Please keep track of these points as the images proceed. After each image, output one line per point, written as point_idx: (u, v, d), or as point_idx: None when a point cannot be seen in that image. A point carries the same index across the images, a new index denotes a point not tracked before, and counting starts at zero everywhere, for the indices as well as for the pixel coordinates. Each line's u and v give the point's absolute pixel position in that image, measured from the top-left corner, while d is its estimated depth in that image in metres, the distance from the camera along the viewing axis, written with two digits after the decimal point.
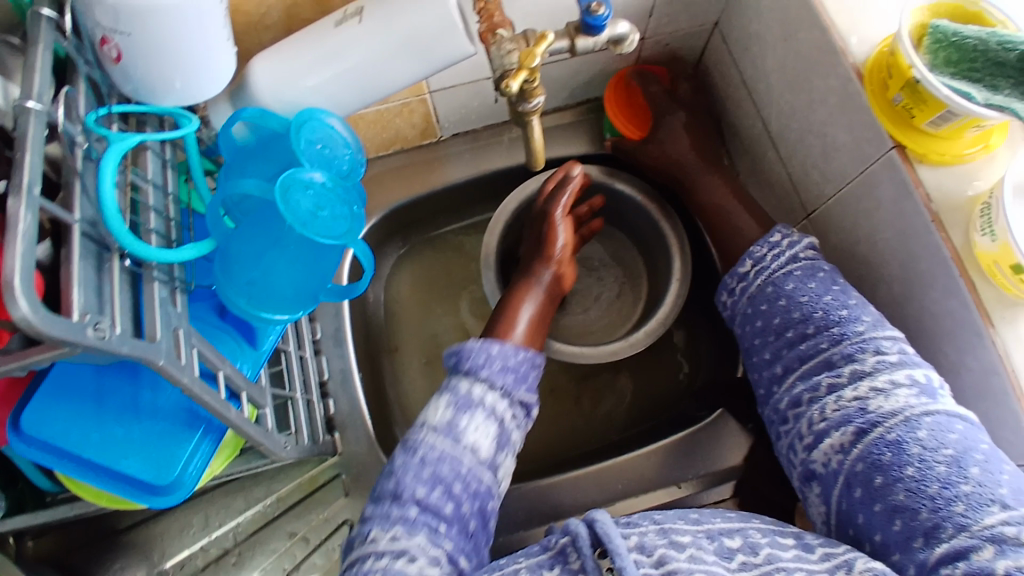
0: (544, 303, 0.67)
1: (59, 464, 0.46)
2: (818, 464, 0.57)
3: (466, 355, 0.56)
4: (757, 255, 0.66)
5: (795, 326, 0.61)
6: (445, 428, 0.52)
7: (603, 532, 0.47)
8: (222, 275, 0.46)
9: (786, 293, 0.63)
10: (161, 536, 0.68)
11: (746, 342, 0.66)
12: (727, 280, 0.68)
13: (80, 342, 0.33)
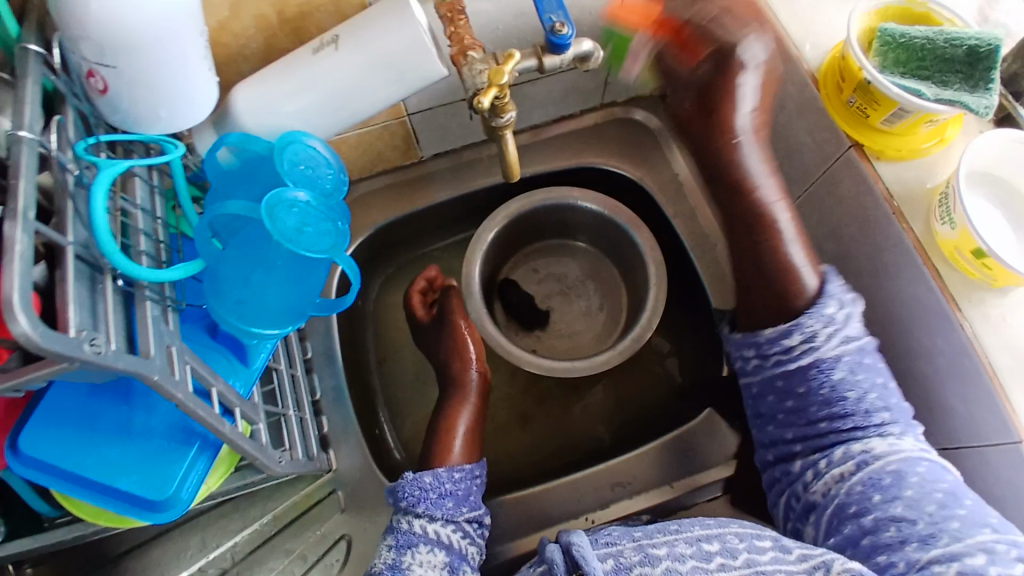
0: (474, 411, 0.76)
1: (54, 483, 0.47)
2: (816, 494, 0.58)
3: (401, 494, 0.65)
4: (809, 330, 0.60)
5: (831, 417, 0.59)
6: (391, 567, 0.61)
7: (580, 556, 0.52)
8: (212, 295, 0.47)
9: (831, 381, 0.59)
10: (159, 560, 0.68)
11: (763, 406, 0.63)
12: (764, 345, 0.62)
13: (77, 356, 0.35)
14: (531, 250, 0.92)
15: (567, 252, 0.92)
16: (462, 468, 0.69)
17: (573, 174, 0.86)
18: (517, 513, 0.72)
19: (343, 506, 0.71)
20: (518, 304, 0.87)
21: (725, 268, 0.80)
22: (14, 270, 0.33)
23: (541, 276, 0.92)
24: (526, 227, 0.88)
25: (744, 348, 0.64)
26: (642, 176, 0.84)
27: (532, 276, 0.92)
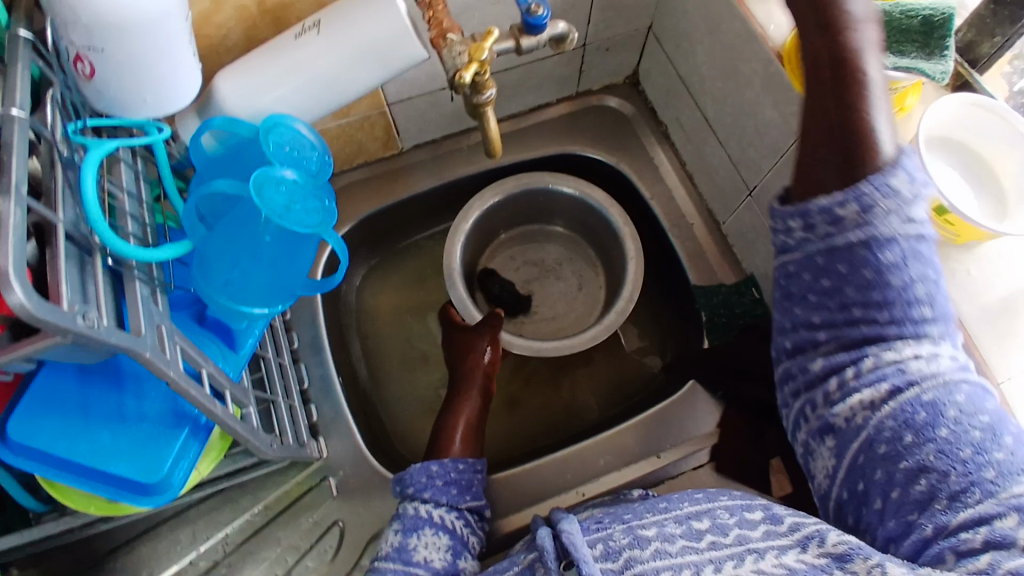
0: (478, 408, 0.76)
1: (37, 469, 0.46)
2: (837, 417, 0.43)
3: (409, 481, 0.64)
4: (869, 201, 0.40)
5: (868, 301, 0.41)
6: (396, 552, 0.58)
7: (569, 542, 0.49)
8: (200, 277, 0.48)
9: (880, 263, 0.40)
10: (150, 555, 0.68)
11: (794, 286, 0.45)
12: (814, 212, 0.42)
13: (70, 329, 0.35)
14: (510, 236, 0.93)
15: (545, 238, 0.94)
16: (466, 460, 0.68)
17: (550, 161, 0.87)
18: (508, 490, 0.73)
19: (335, 493, 0.71)
20: (504, 295, 0.87)
21: (702, 244, 0.82)
22: (8, 242, 0.33)
23: (518, 262, 0.93)
24: (508, 212, 0.89)
25: (789, 217, 0.44)
26: (618, 160, 0.86)
27: (512, 263, 0.93)
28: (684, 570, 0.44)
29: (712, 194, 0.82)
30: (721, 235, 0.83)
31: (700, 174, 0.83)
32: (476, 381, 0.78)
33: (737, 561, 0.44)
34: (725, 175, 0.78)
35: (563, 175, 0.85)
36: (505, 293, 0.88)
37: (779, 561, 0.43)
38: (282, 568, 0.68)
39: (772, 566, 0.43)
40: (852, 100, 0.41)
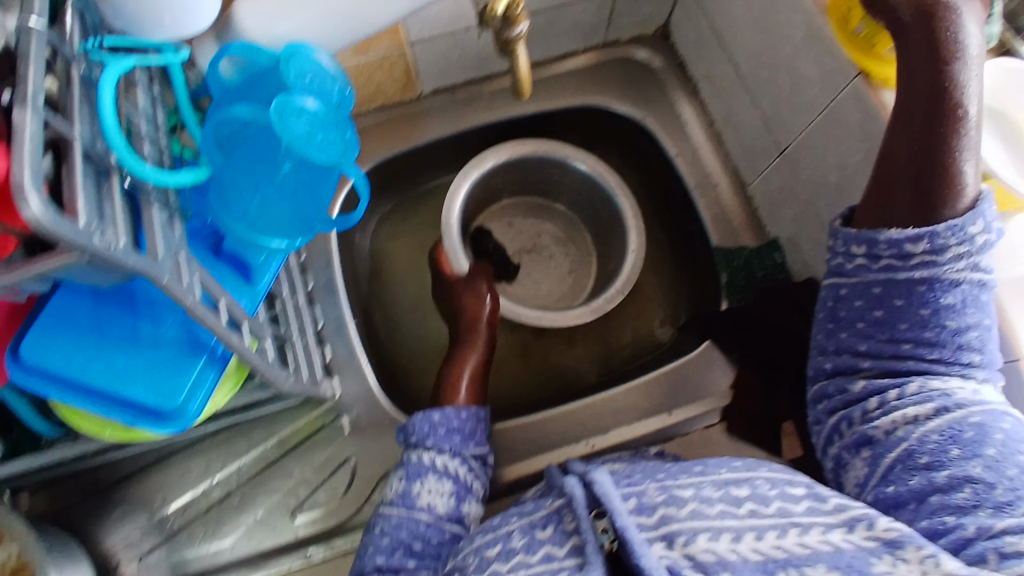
0: (483, 360, 0.77)
1: (54, 391, 0.47)
2: (877, 429, 0.52)
3: (413, 430, 0.65)
4: (940, 243, 0.48)
5: (918, 339, 0.51)
6: (401, 497, 0.61)
7: (602, 493, 0.49)
8: (219, 204, 0.47)
9: (938, 305, 0.50)
10: (162, 483, 0.70)
11: (845, 309, 0.54)
12: (878, 245, 0.50)
13: (89, 247, 0.35)
14: (513, 203, 0.93)
15: (545, 213, 0.94)
16: (468, 407, 0.68)
17: (573, 113, 0.85)
18: (514, 436, 0.74)
19: (348, 432, 0.72)
20: (490, 253, 0.90)
21: (726, 205, 0.81)
22: (24, 153, 0.32)
23: (515, 231, 0.94)
24: (512, 176, 0.88)
25: (852, 244, 0.52)
26: (644, 115, 0.83)
27: (511, 229, 0.94)
28: (724, 534, 0.44)
29: (740, 154, 0.79)
30: (746, 197, 0.80)
31: (729, 132, 0.80)
32: (477, 335, 0.78)
33: (779, 532, 0.44)
34: (755, 134, 0.75)
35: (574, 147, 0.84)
36: (493, 253, 0.90)
37: (824, 538, 0.44)
38: (294, 500, 0.70)
39: (817, 541, 0.43)
40: (943, 137, 0.47)
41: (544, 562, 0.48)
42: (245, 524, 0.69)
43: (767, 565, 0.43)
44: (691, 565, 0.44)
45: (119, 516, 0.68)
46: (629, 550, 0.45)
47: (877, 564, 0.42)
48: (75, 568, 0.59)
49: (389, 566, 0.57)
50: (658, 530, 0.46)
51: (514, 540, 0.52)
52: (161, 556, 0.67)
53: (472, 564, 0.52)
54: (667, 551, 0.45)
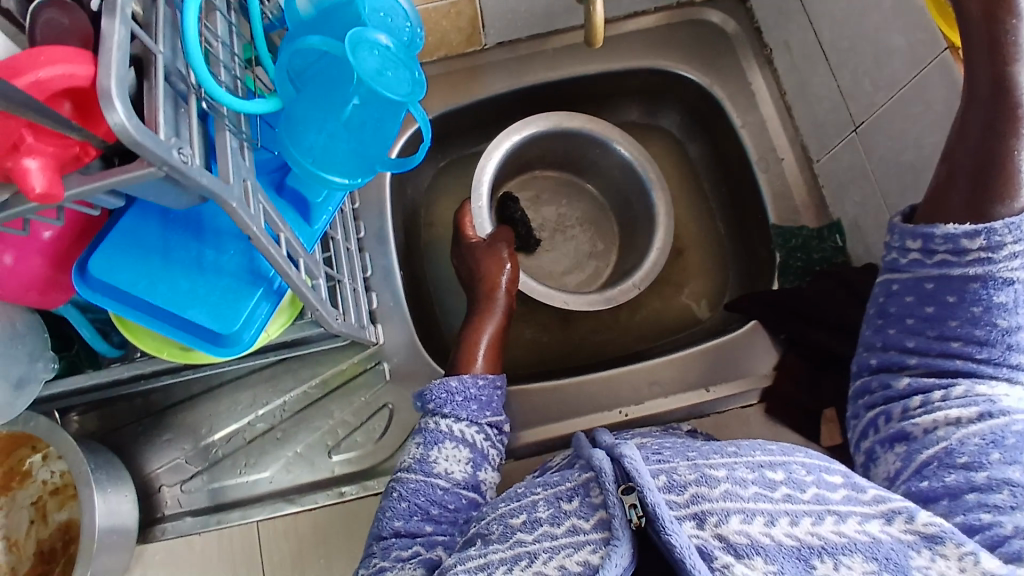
0: (501, 328, 0.74)
1: (114, 306, 0.48)
2: (916, 427, 0.49)
3: (429, 397, 0.63)
4: (998, 240, 0.45)
5: (968, 338, 0.48)
6: (417, 463, 0.60)
7: (632, 468, 0.45)
8: (287, 137, 0.48)
9: (991, 301, 0.46)
10: (209, 413, 0.73)
11: (894, 305, 0.51)
12: (935, 240, 0.47)
13: (167, 160, 0.36)
14: (538, 177, 0.92)
15: (574, 189, 0.93)
16: (486, 376, 0.66)
17: (640, 74, 0.84)
18: (526, 404, 0.73)
19: (389, 377, 0.73)
20: (515, 220, 0.86)
21: (789, 182, 0.78)
22: (112, 58, 0.33)
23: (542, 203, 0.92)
24: (545, 148, 0.87)
25: (907, 239, 0.50)
26: (711, 83, 0.81)
27: (536, 204, 0.92)
28: (757, 517, 0.41)
29: (809, 128, 0.77)
30: (811, 174, 0.78)
31: (799, 105, 0.77)
32: (494, 306, 0.76)
33: (816, 518, 0.41)
34: (829, 108, 0.72)
35: (616, 128, 0.83)
36: (517, 221, 0.86)
37: (861, 528, 0.41)
38: (333, 439, 0.72)
39: (854, 531, 0.41)
40: (1004, 132, 0.45)
41: (569, 534, 0.45)
42: (284, 458, 0.72)
43: (801, 551, 0.40)
44: (723, 546, 0.40)
45: (168, 440, 0.72)
46: (659, 527, 0.42)
47: (915, 558, 0.40)
48: (117, 488, 0.64)
49: (406, 531, 0.56)
50: (688, 508, 0.43)
51: (539, 510, 0.49)
52: (200, 484, 0.71)
53: (495, 533, 0.50)
54: (698, 531, 0.42)
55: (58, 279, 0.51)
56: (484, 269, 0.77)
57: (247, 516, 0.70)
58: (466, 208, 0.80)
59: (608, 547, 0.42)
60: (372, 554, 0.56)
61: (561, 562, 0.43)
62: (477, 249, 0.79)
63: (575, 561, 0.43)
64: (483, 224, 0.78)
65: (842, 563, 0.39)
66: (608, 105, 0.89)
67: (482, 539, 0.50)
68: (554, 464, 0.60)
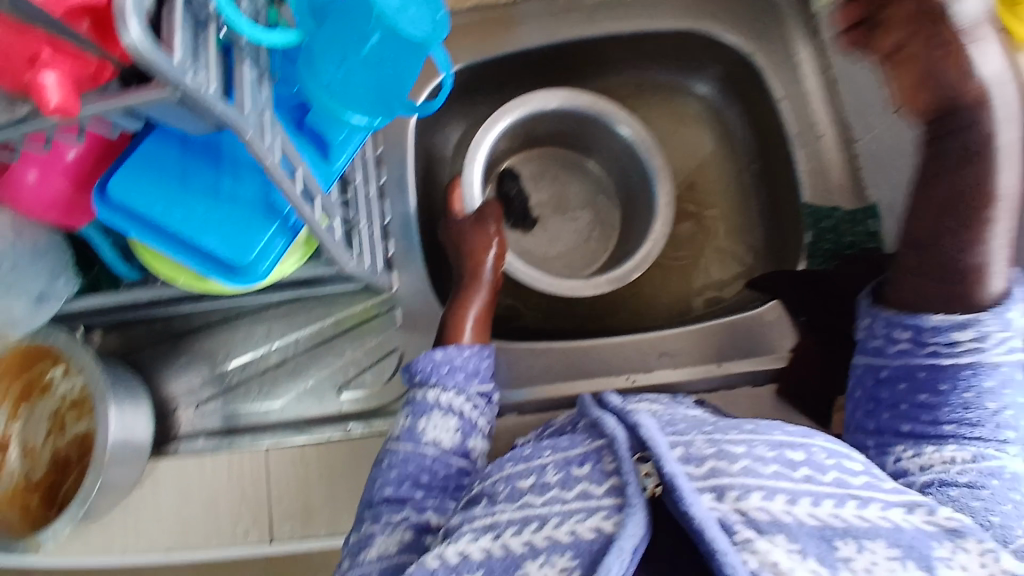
0: (487, 303, 0.73)
1: (131, 227, 0.49)
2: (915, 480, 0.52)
3: (416, 369, 0.64)
4: (986, 331, 0.53)
5: (958, 422, 0.53)
6: (405, 433, 0.60)
7: (648, 436, 0.45)
8: (306, 72, 0.48)
9: (981, 387, 0.53)
10: (228, 341, 0.76)
11: (886, 392, 0.57)
12: (925, 334, 0.55)
13: (182, 84, 0.35)
14: (542, 154, 0.91)
15: (577, 170, 0.92)
16: (473, 346, 0.67)
17: (678, 37, 0.80)
18: (530, 361, 0.74)
19: (400, 323, 0.75)
20: (510, 197, 0.89)
21: (827, 161, 0.75)
22: None
23: (545, 180, 0.92)
24: (553, 128, 0.87)
25: (894, 329, 0.57)
26: (754, 50, 0.78)
27: (540, 180, 0.92)
28: (778, 495, 0.40)
29: None
30: (850, 153, 0.75)
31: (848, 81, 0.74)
32: (479, 286, 0.74)
33: (837, 501, 0.41)
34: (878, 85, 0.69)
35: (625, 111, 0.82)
36: (512, 198, 0.89)
37: (883, 514, 0.41)
38: (342, 377, 0.74)
39: (876, 517, 0.41)
40: None
41: (580, 500, 0.44)
42: (297, 390, 0.74)
43: (824, 532, 0.39)
44: (744, 521, 0.39)
45: (188, 364, 0.75)
46: (678, 496, 0.41)
47: (937, 548, 0.40)
48: (132, 405, 0.67)
49: (396, 497, 0.57)
50: (707, 481, 0.42)
51: (548, 474, 0.47)
52: (215, 407, 0.74)
53: (501, 492, 0.48)
54: (717, 504, 0.41)
55: (81, 200, 0.53)
56: (472, 244, 0.76)
57: (258, 442, 0.72)
58: (455, 183, 0.79)
59: (622, 514, 0.41)
60: (363, 519, 0.57)
61: (572, 527, 0.42)
62: (465, 226, 0.77)
63: (587, 527, 0.41)
64: (472, 196, 0.78)
65: (866, 546, 0.39)
66: (642, 65, 0.86)
67: (489, 498, 0.48)
68: (556, 423, 0.62)
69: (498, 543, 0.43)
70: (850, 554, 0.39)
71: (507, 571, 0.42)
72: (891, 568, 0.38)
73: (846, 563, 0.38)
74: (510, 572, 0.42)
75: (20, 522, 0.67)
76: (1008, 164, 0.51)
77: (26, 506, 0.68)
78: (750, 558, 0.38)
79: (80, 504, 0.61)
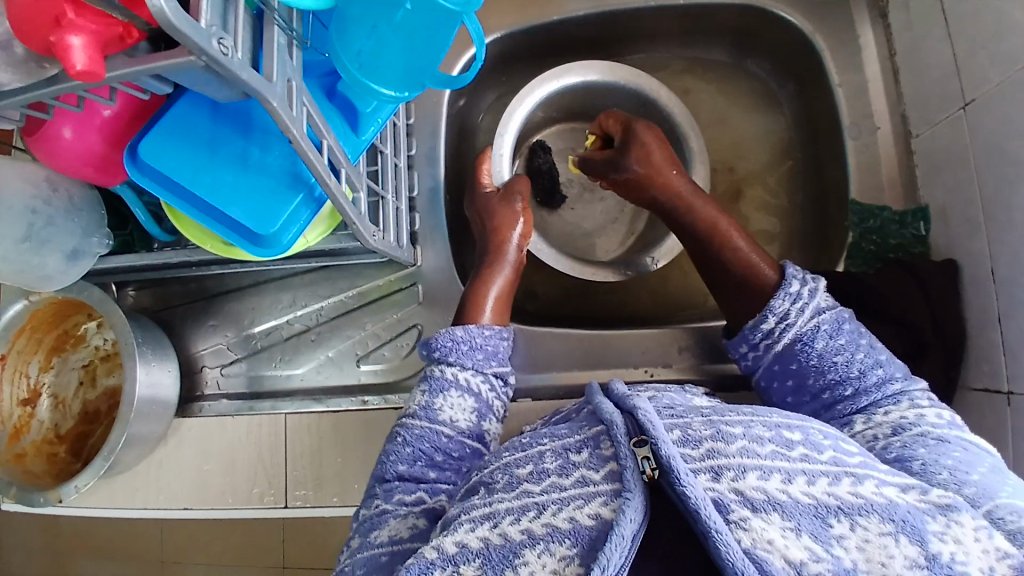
0: (509, 282, 0.72)
1: (161, 193, 0.50)
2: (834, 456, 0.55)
3: (434, 346, 0.64)
4: (781, 310, 0.61)
5: (833, 386, 0.57)
6: (423, 410, 0.60)
7: (646, 420, 0.43)
8: (336, 40, 0.47)
9: (817, 351, 0.58)
10: (254, 306, 0.76)
11: (777, 394, 0.62)
12: (751, 335, 0.62)
13: (207, 51, 0.35)
14: (572, 129, 0.89)
15: None
16: (491, 326, 0.67)
17: (737, 11, 0.78)
18: (547, 347, 0.73)
19: (422, 299, 0.74)
20: (541, 171, 0.86)
21: (879, 155, 0.72)
22: None
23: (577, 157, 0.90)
24: (588, 102, 0.84)
25: (740, 344, 0.64)
26: (812, 31, 0.74)
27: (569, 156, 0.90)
28: (775, 474, 0.39)
29: (915, 98, 0.69)
30: (906, 150, 0.71)
31: (907, 72, 0.70)
32: (502, 263, 0.73)
33: (832, 479, 0.39)
34: (939, 78, 0.65)
35: (665, 90, 0.79)
36: (543, 173, 0.86)
37: (878, 491, 0.39)
38: (362, 349, 0.74)
39: (871, 493, 0.39)
40: None
41: (578, 486, 0.43)
42: (317, 359, 0.75)
43: (819, 510, 0.38)
44: (740, 500, 0.38)
45: (215, 326, 0.76)
46: (673, 479, 0.39)
47: (930, 523, 0.38)
48: (160, 364, 0.69)
49: (410, 476, 0.57)
50: (704, 461, 0.40)
51: (545, 461, 0.46)
52: (239, 370, 0.76)
53: (500, 482, 0.47)
54: (713, 484, 0.39)
55: (116, 159, 0.53)
56: (497, 220, 0.74)
57: (277, 408, 0.73)
58: (484, 156, 0.78)
59: (620, 500, 0.40)
60: (375, 495, 0.57)
61: (571, 514, 0.41)
62: (491, 200, 0.76)
63: (586, 513, 0.41)
64: (502, 170, 0.77)
65: (859, 524, 0.37)
66: (688, 43, 0.84)
67: (487, 488, 0.48)
68: (564, 410, 0.59)
69: (495, 531, 0.43)
70: (843, 532, 0.37)
71: (505, 559, 0.41)
72: (883, 544, 0.36)
73: (840, 542, 0.37)
74: (508, 560, 0.41)
75: (47, 471, 0.70)
76: (699, 204, 0.71)
77: (53, 455, 0.72)
78: (743, 537, 0.36)
79: (103, 459, 0.63)
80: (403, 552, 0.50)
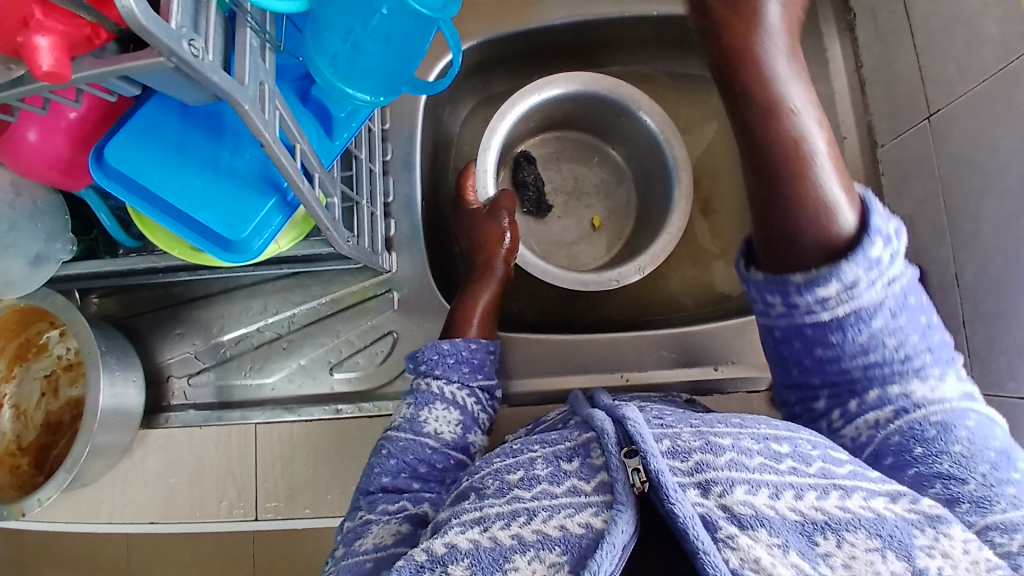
0: (498, 294, 0.73)
1: (128, 196, 0.48)
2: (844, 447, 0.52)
3: (423, 360, 0.64)
4: (850, 278, 0.44)
5: (867, 364, 0.49)
6: (408, 423, 0.60)
7: (634, 430, 0.43)
8: (310, 42, 0.46)
9: (870, 328, 0.47)
10: (224, 313, 0.75)
11: (786, 350, 0.52)
12: (794, 295, 0.47)
13: (176, 51, 0.34)
14: (559, 137, 0.90)
15: (594, 155, 0.91)
16: (479, 340, 0.67)
17: None
18: (529, 353, 0.73)
19: (396, 306, 0.73)
20: (527, 183, 0.87)
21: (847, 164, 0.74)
22: None
23: (560, 167, 0.91)
24: (570, 112, 0.85)
25: (764, 294, 0.48)
26: None
27: (550, 163, 0.91)
28: (762, 489, 0.40)
29: (883, 110, 0.71)
30: (873, 159, 0.73)
31: (875, 82, 0.72)
32: (491, 277, 0.74)
33: (820, 493, 0.40)
34: (906, 89, 0.68)
35: (646, 100, 0.79)
36: (527, 184, 0.87)
37: (866, 504, 0.40)
38: (336, 357, 0.73)
39: (859, 507, 0.40)
40: None
41: (569, 495, 0.43)
42: (289, 367, 0.73)
43: (805, 526, 0.38)
44: (727, 517, 0.38)
45: (182, 334, 0.75)
46: (662, 495, 0.40)
47: (919, 538, 0.39)
48: (125, 373, 0.66)
49: (394, 487, 0.57)
50: (692, 476, 0.41)
51: (537, 467, 0.46)
52: (208, 379, 0.74)
53: (490, 487, 0.47)
54: (702, 499, 0.39)
55: (80, 162, 0.52)
56: (483, 236, 0.76)
57: (247, 417, 0.71)
58: (470, 166, 0.80)
59: (612, 511, 0.40)
60: (359, 507, 0.57)
61: (560, 522, 0.41)
62: (479, 217, 0.77)
63: (575, 522, 0.40)
64: (490, 172, 0.76)
65: (846, 540, 0.38)
66: (664, 54, 0.86)
67: (476, 493, 0.47)
68: (547, 419, 0.59)
69: (485, 535, 0.42)
70: (829, 549, 0.38)
71: (494, 563, 0.40)
72: (870, 560, 0.37)
73: (826, 559, 0.37)
74: (497, 563, 0.40)
75: (11, 483, 0.67)
76: (791, 84, 0.44)
77: (15, 467, 0.69)
78: (732, 556, 0.37)
79: (67, 472, 0.61)
80: (388, 557, 0.50)
